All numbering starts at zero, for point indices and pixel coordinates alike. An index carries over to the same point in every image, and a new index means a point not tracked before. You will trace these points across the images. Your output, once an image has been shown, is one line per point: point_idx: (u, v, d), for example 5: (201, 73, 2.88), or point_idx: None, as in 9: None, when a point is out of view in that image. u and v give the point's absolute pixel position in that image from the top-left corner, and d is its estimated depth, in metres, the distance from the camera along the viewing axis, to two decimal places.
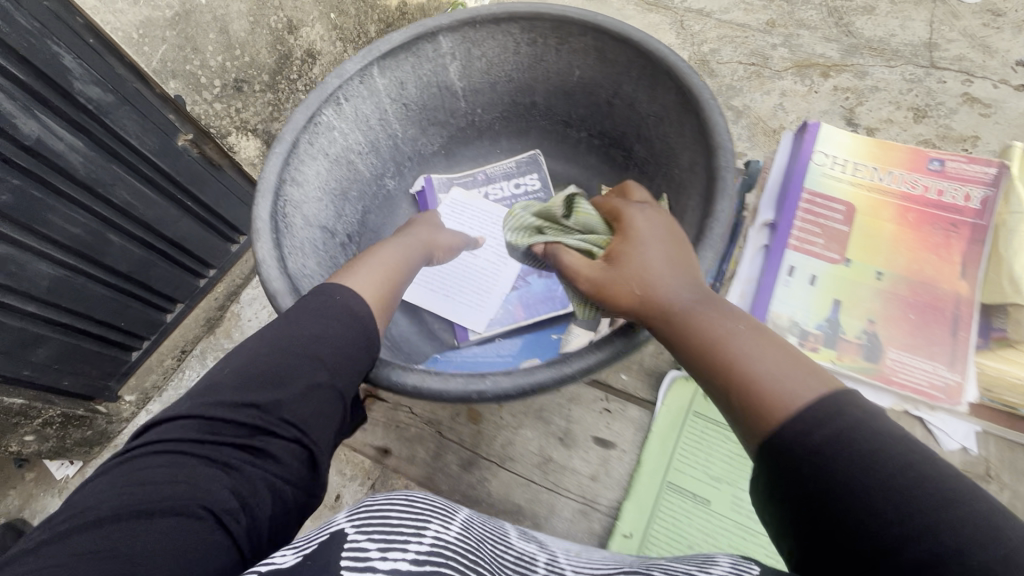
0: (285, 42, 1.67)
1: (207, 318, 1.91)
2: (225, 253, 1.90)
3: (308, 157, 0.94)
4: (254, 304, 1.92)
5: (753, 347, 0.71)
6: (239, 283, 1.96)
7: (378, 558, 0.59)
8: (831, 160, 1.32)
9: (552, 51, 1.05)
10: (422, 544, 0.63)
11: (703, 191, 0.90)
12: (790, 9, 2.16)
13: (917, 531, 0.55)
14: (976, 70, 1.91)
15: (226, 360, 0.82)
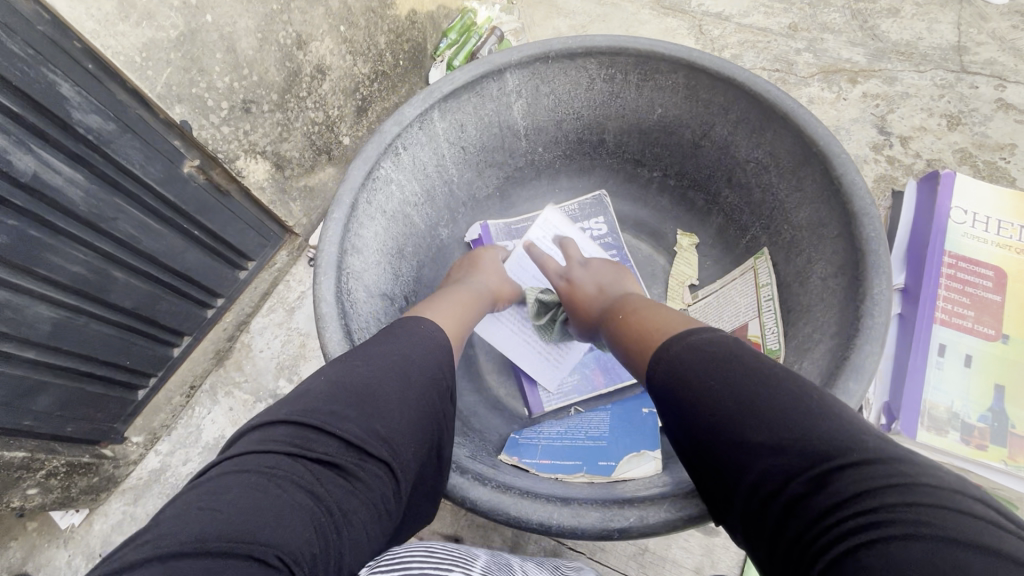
0: (295, 59, 1.56)
1: (215, 350, 1.81)
2: (234, 280, 1.78)
3: (369, 213, 1.02)
4: (267, 333, 1.83)
5: (676, 325, 0.86)
6: (249, 310, 1.85)
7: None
8: (975, 227, 1.31)
9: (628, 82, 1.18)
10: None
11: (849, 269, 0.95)
12: (812, 11, 2.10)
13: (861, 543, 0.54)
14: (1008, 75, 1.87)
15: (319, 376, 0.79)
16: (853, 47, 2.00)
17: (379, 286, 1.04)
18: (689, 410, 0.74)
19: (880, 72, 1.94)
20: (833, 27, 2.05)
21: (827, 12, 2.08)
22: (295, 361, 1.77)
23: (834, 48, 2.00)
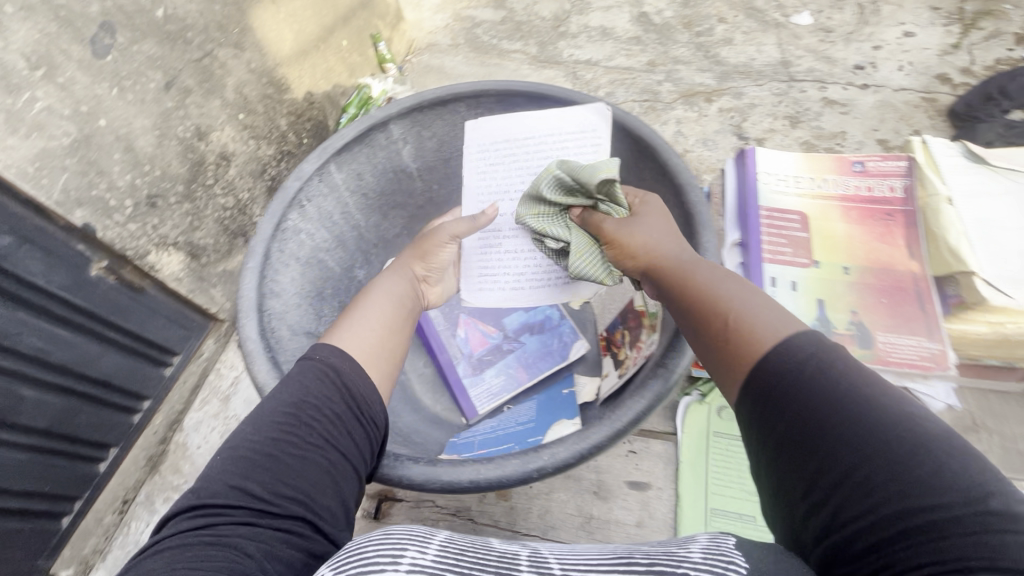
0: (197, 149, 1.61)
1: (149, 457, 1.70)
2: (159, 379, 1.72)
3: (282, 265, 1.06)
4: (202, 427, 1.75)
5: (771, 313, 0.78)
6: (181, 406, 1.77)
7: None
8: (781, 182, 1.57)
9: (499, 119, 1.26)
10: (401, 565, 0.63)
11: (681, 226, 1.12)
12: (664, 48, 2.44)
13: (908, 531, 0.58)
14: (827, 77, 2.24)
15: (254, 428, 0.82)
16: (701, 68, 2.35)
17: (301, 330, 1.07)
18: (757, 400, 0.73)
19: (730, 84, 2.28)
20: (680, 56, 2.40)
21: (672, 45, 2.43)
22: None
23: (685, 73, 2.33)
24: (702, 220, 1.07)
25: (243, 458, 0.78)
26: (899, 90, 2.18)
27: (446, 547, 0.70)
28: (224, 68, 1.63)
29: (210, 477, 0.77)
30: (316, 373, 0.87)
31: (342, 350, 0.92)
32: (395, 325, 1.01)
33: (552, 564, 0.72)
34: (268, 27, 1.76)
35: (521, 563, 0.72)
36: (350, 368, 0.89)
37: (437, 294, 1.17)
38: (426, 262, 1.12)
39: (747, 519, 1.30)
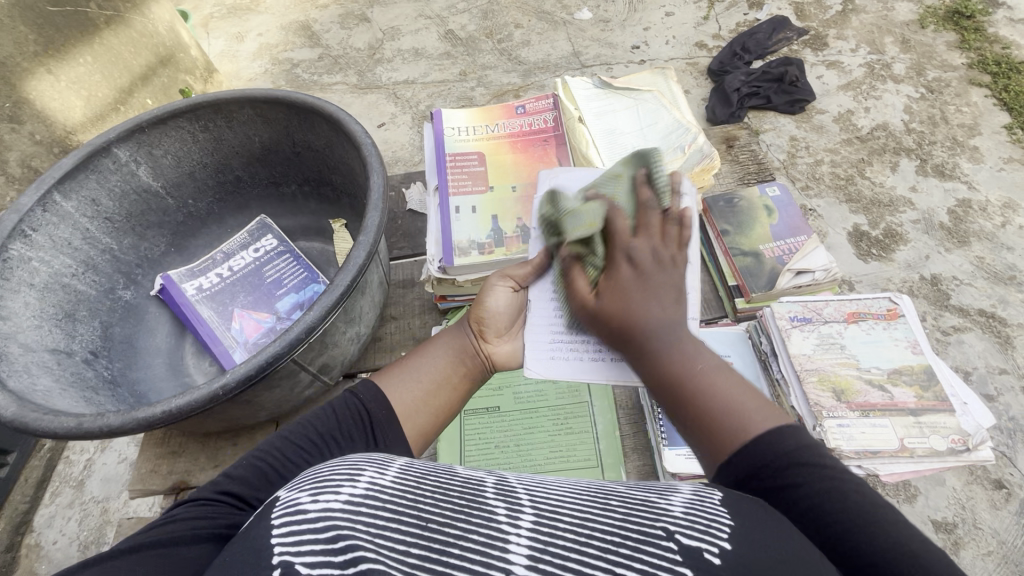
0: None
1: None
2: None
3: (7, 290, 0.71)
4: (57, 520, 1.32)
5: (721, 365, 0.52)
6: (27, 505, 1.35)
7: (310, 501, 0.40)
8: (458, 125, 0.87)
9: (225, 128, 0.90)
10: (356, 484, 0.41)
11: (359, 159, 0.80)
12: (472, 58, 2.27)
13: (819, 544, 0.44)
14: (611, 59, 2.21)
15: (309, 426, 0.56)
16: (487, 43, 2.31)
17: (47, 350, 0.72)
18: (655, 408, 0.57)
19: (519, 52, 2.27)
20: (462, 37, 2.34)
21: (454, 25, 2.38)
22: (100, 532, 1.29)
23: (476, 51, 2.29)
24: (373, 153, 0.75)
25: (271, 472, 0.53)
26: (668, 61, 2.21)
27: (412, 471, 0.45)
28: (3, 145, 1.40)
29: (238, 472, 0.52)
30: (349, 415, 0.57)
31: (385, 399, 0.60)
32: (458, 382, 0.64)
33: (522, 497, 0.44)
34: (49, 94, 1.47)
35: (487, 491, 0.45)
36: (390, 423, 0.58)
37: (506, 353, 0.66)
38: (490, 321, 0.66)
39: (491, 410, 0.85)
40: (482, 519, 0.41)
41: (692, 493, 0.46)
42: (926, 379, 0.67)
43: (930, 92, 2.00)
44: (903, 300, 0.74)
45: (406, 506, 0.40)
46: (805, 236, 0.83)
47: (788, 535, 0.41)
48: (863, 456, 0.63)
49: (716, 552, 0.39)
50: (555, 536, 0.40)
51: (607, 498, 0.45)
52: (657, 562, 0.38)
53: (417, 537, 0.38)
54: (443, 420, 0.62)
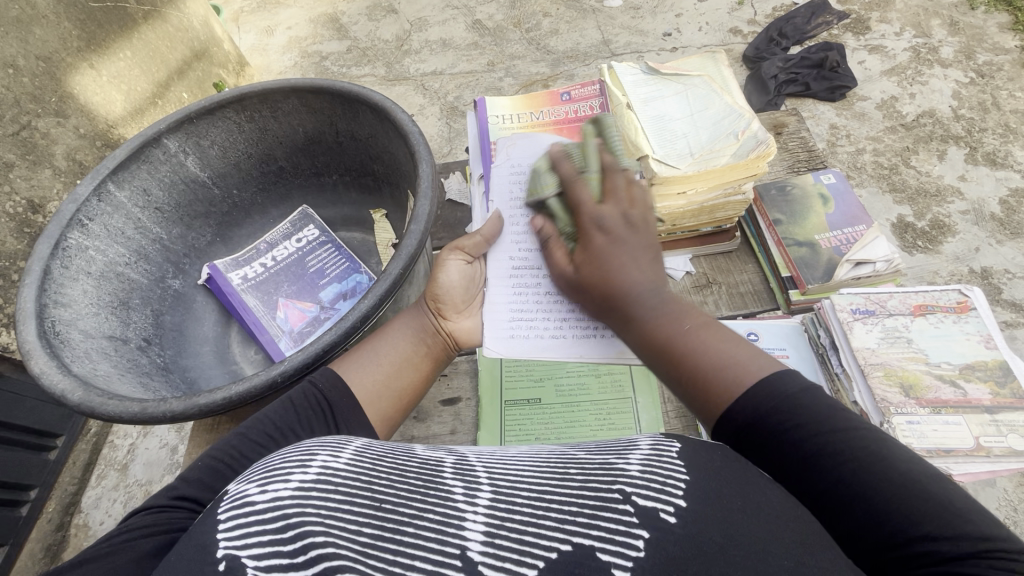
0: (35, 224, 1.33)
1: (45, 548, 1.31)
2: (43, 465, 1.37)
3: (67, 279, 0.73)
4: (103, 501, 1.36)
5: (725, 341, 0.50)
6: (75, 487, 1.39)
7: (258, 492, 0.40)
8: (502, 112, 0.86)
9: (270, 118, 0.90)
10: (307, 470, 0.41)
11: (402, 142, 0.80)
12: (499, 47, 2.24)
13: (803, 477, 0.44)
14: (642, 47, 2.16)
15: (269, 422, 0.55)
16: (515, 32, 2.28)
17: (104, 337, 0.74)
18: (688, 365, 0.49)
19: (548, 40, 2.23)
20: (489, 26, 2.32)
21: (481, 15, 2.36)
22: None
23: (504, 41, 2.26)
24: (420, 142, 0.75)
25: (226, 470, 0.52)
26: (702, 48, 2.15)
27: (367, 453, 0.45)
28: (49, 138, 1.36)
29: (194, 475, 0.51)
30: (307, 403, 0.57)
31: (344, 385, 0.60)
32: (419, 366, 0.66)
33: (480, 473, 0.44)
34: (91, 88, 1.47)
35: (444, 469, 0.45)
36: (350, 408, 0.59)
37: (467, 330, 0.68)
38: (446, 298, 0.67)
39: (532, 402, 0.84)
40: (438, 497, 0.41)
41: (652, 447, 0.45)
42: (1001, 375, 0.64)
43: (981, 75, 1.91)
44: (975, 292, 0.71)
45: (360, 488, 0.41)
46: (865, 225, 0.80)
47: (745, 483, 0.42)
48: (935, 454, 0.61)
49: (672, 511, 0.39)
50: (513, 510, 0.40)
51: (566, 466, 0.45)
52: (614, 526, 0.39)
53: (370, 518, 0.39)
54: (405, 402, 0.64)
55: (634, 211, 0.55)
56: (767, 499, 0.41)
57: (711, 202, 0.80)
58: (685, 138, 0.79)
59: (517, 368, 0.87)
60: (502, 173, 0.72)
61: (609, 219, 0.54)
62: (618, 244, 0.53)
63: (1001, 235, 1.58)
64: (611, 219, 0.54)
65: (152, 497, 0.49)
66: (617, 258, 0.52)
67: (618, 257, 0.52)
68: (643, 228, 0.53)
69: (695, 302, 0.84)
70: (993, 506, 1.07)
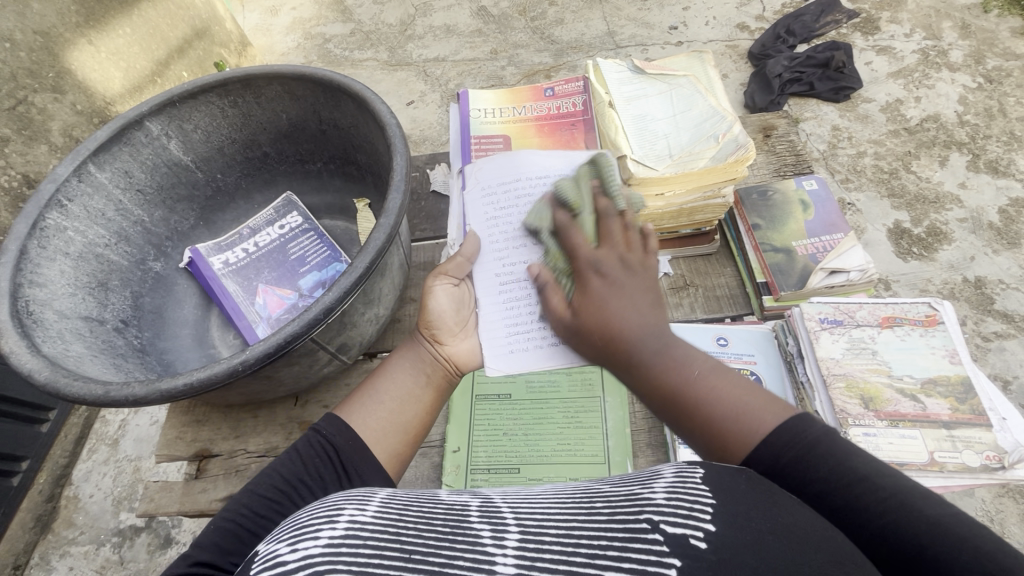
0: (29, 199, 1.34)
1: (35, 518, 1.34)
2: (35, 438, 1.39)
3: (44, 258, 0.73)
4: (93, 475, 1.39)
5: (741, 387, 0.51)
6: (66, 460, 1.41)
7: (289, 551, 0.40)
8: (484, 107, 0.86)
9: (254, 103, 0.90)
10: (335, 526, 0.42)
11: (381, 133, 0.79)
12: (503, 36, 2.22)
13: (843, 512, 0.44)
14: (647, 40, 2.13)
15: (278, 475, 0.56)
16: (520, 21, 2.26)
17: (80, 317, 0.75)
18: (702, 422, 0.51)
19: (552, 30, 2.20)
20: (494, 14, 2.29)
21: (486, 2, 2.33)
22: (132, 489, 1.36)
23: (509, 29, 2.23)
24: (398, 134, 0.74)
25: (242, 530, 0.52)
26: (708, 43, 2.12)
27: (392, 504, 0.46)
28: (46, 114, 1.37)
29: (206, 539, 0.50)
30: (315, 454, 0.58)
31: (351, 432, 0.61)
32: (423, 398, 0.66)
33: (506, 514, 0.45)
34: (89, 65, 1.47)
35: (471, 514, 0.45)
36: (356, 452, 0.59)
37: (466, 352, 0.69)
38: (440, 324, 0.68)
39: (503, 398, 0.85)
40: (467, 543, 0.42)
41: (675, 476, 0.47)
42: (963, 391, 0.64)
43: (990, 81, 1.88)
44: (945, 306, 0.71)
45: (388, 540, 0.41)
46: (843, 233, 0.79)
47: (771, 506, 0.42)
48: (889, 468, 0.61)
49: (702, 536, 0.40)
50: (543, 548, 0.41)
51: (592, 504, 0.46)
52: (645, 557, 0.39)
53: (401, 568, 0.39)
54: (414, 438, 0.64)
55: (631, 257, 0.58)
56: (799, 522, 0.41)
57: (690, 204, 0.80)
58: (666, 140, 0.78)
59: None
60: (474, 197, 0.74)
61: (605, 265, 0.57)
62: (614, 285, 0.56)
63: (997, 244, 1.56)
64: (608, 262, 0.57)
65: (173, 561, 0.48)
66: (616, 300, 0.55)
67: (617, 300, 0.55)
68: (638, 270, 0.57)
69: (670, 305, 0.83)
70: (968, 517, 1.07)
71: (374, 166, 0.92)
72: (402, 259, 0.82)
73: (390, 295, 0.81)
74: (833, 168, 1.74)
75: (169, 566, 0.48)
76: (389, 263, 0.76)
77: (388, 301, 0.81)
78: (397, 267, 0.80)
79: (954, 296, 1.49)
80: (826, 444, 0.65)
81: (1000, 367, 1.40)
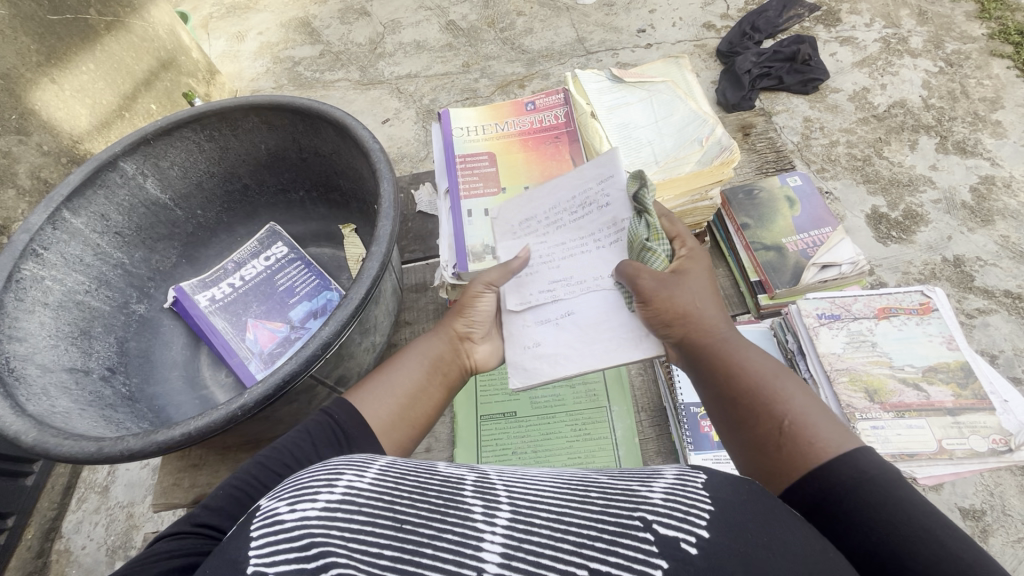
0: None
1: None
2: (20, 492, 1.33)
3: (21, 311, 0.70)
4: (84, 525, 1.34)
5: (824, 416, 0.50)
6: (54, 512, 1.35)
7: (288, 510, 0.40)
8: (466, 124, 0.85)
9: (231, 137, 0.89)
10: (333, 490, 0.41)
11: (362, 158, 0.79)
12: (474, 48, 2.22)
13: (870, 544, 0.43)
14: (617, 44, 2.15)
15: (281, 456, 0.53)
16: (490, 32, 2.26)
17: (64, 370, 0.72)
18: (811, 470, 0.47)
19: (522, 40, 2.22)
20: (463, 27, 2.30)
21: (454, 16, 2.34)
22: (126, 537, 1.30)
23: (479, 42, 2.24)
24: (380, 158, 0.74)
25: (247, 498, 0.50)
26: (676, 44, 2.14)
27: (391, 471, 0.45)
28: (11, 157, 1.33)
29: (215, 503, 0.49)
30: (320, 430, 0.56)
31: (359, 416, 0.59)
32: (433, 395, 0.64)
33: (501, 493, 0.44)
34: (54, 104, 1.43)
35: (465, 487, 0.44)
36: (363, 437, 0.57)
37: (485, 355, 0.70)
38: (475, 324, 0.69)
39: (508, 415, 0.85)
40: (458, 517, 0.40)
41: (677, 478, 0.45)
42: (963, 376, 0.66)
43: (950, 65, 1.93)
44: (938, 293, 0.72)
45: (381, 509, 0.40)
46: (830, 227, 0.81)
47: (768, 519, 0.41)
48: (898, 459, 0.62)
49: (693, 541, 0.39)
50: (531, 532, 0.40)
51: (587, 489, 0.45)
52: (631, 553, 0.38)
53: (390, 539, 0.38)
54: (421, 430, 0.63)
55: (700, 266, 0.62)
56: (795, 540, 0.40)
57: (679, 209, 0.78)
58: (650, 146, 0.79)
59: (495, 382, 0.87)
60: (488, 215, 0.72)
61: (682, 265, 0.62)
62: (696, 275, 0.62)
63: (973, 221, 1.60)
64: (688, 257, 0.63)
65: (176, 522, 0.46)
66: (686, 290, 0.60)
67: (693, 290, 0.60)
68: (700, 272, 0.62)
69: None
70: (970, 492, 1.09)
71: (358, 192, 0.90)
72: (394, 286, 0.81)
73: (384, 321, 0.79)
74: (807, 159, 1.77)
75: (171, 528, 0.46)
76: (383, 288, 0.74)
77: (381, 328, 0.79)
78: (390, 292, 0.79)
79: (935, 276, 1.51)
80: None
81: (986, 342, 1.43)
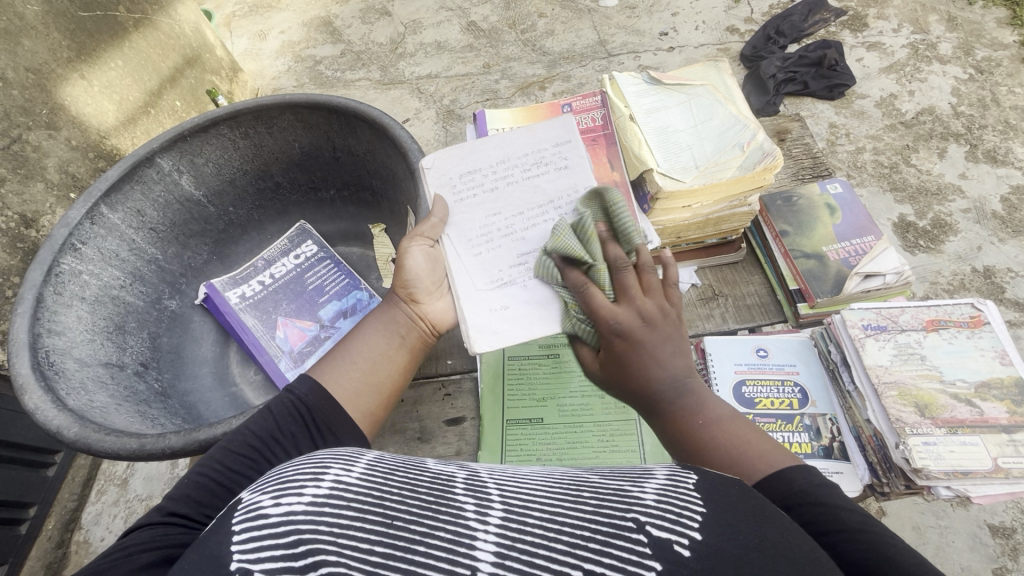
0: (28, 239, 1.31)
1: (45, 566, 1.29)
2: (42, 483, 1.34)
3: (60, 305, 0.71)
4: (103, 517, 1.34)
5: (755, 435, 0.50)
6: (74, 503, 1.36)
7: (273, 504, 0.39)
8: (501, 126, 0.84)
9: (265, 134, 0.89)
10: (320, 484, 0.40)
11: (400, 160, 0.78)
12: (495, 50, 2.22)
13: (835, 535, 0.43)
14: (639, 47, 2.13)
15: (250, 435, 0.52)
16: (510, 34, 2.26)
17: (101, 364, 0.72)
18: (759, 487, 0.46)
19: (543, 42, 2.21)
20: (484, 28, 2.29)
21: (475, 17, 2.33)
22: None
23: (500, 42, 2.24)
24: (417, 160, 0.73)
25: (216, 487, 0.49)
26: (699, 47, 2.13)
27: (380, 466, 0.44)
28: (41, 151, 1.34)
29: (180, 492, 0.47)
30: (286, 409, 0.54)
31: (321, 388, 0.57)
32: (397, 358, 0.62)
33: (493, 491, 0.42)
34: (82, 99, 1.44)
35: (456, 486, 0.43)
36: (332, 411, 0.55)
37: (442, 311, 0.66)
38: (415, 283, 0.65)
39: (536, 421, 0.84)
40: (449, 515, 0.39)
41: (667, 478, 0.44)
42: (1018, 393, 0.64)
43: (981, 72, 1.90)
44: (990, 307, 0.71)
45: (372, 505, 0.39)
46: (874, 237, 0.79)
47: (761, 521, 0.40)
48: (952, 476, 0.60)
49: (686, 543, 0.38)
50: (524, 532, 0.38)
51: (579, 489, 0.43)
52: (625, 554, 0.37)
53: (381, 535, 0.37)
54: (388, 395, 0.61)
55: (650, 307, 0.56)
56: (786, 543, 0.39)
57: (717, 215, 0.80)
58: (690, 150, 0.77)
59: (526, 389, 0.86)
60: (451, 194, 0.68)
61: (626, 322, 0.55)
62: (654, 333, 0.55)
63: (1005, 231, 1.57)
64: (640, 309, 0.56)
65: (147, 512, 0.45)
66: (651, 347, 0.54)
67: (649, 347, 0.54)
68: (662, 327, 0.55)
69: (702, 316, 0.85)
70: (1001, 509, 1.06)
71: (392, 192, 0.90)
72: None
73: None
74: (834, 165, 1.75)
75: (141, 518, 0.45)
76: None
77: None
78: None
79: (964, 286, 1.48)
80: (884, 454, 0.64)
81: None
